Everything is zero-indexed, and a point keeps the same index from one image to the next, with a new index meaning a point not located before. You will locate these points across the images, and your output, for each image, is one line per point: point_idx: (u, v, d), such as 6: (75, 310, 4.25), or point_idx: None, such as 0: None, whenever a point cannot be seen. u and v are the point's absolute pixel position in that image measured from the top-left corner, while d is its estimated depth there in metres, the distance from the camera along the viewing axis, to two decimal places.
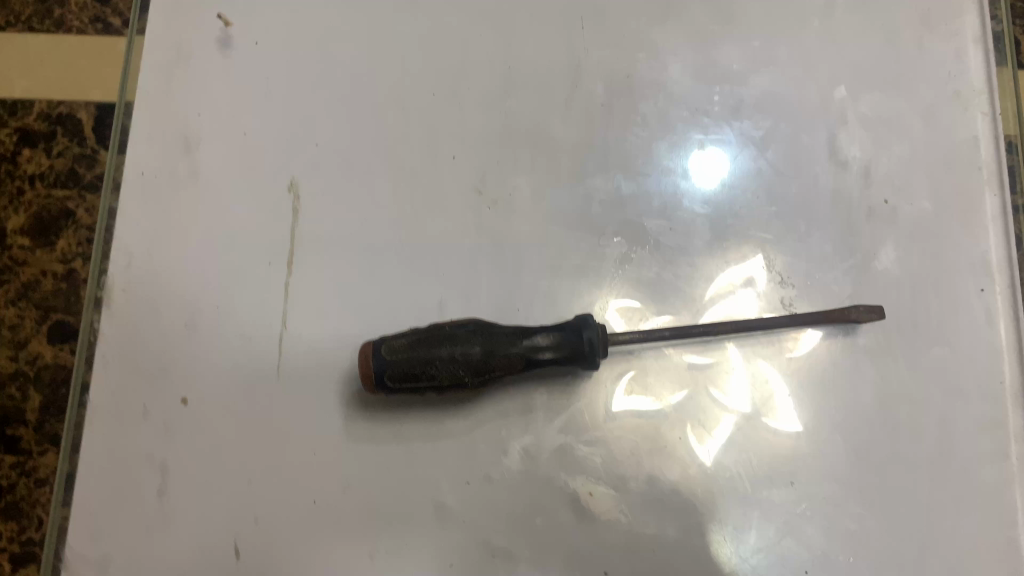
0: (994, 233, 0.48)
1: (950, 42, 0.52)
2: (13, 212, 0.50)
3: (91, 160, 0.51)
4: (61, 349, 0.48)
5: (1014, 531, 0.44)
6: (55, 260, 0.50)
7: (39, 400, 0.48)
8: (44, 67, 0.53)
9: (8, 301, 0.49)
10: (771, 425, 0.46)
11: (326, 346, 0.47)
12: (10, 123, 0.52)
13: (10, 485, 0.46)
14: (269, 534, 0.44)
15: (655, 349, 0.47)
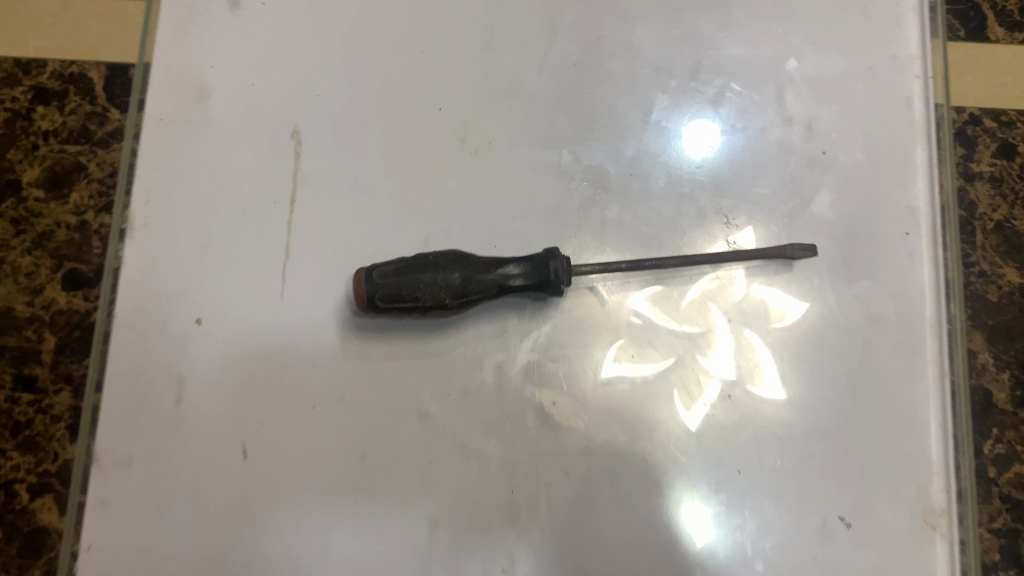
0: (923, 182, 0.54)
1: (890, 10, 0.57)
2: (29, 165, 0.68)
3: (101, 117, 0.69)
4: (73, 296, 0.66)
5: (923, 443, 0.50)
6: (67, 212, 0.68)
7: (53, 341, 0.65)
8: (52, 27, 0.71)
9: (26, 250, 0.66)
10: (755, 391, 0.51)
11: (324, 277, 0.52)
12: (25, 81, 0.69)
13: (29, 420, 0.63)
14: (272, 437, 0.50)
15: (647, 321, 0.52)
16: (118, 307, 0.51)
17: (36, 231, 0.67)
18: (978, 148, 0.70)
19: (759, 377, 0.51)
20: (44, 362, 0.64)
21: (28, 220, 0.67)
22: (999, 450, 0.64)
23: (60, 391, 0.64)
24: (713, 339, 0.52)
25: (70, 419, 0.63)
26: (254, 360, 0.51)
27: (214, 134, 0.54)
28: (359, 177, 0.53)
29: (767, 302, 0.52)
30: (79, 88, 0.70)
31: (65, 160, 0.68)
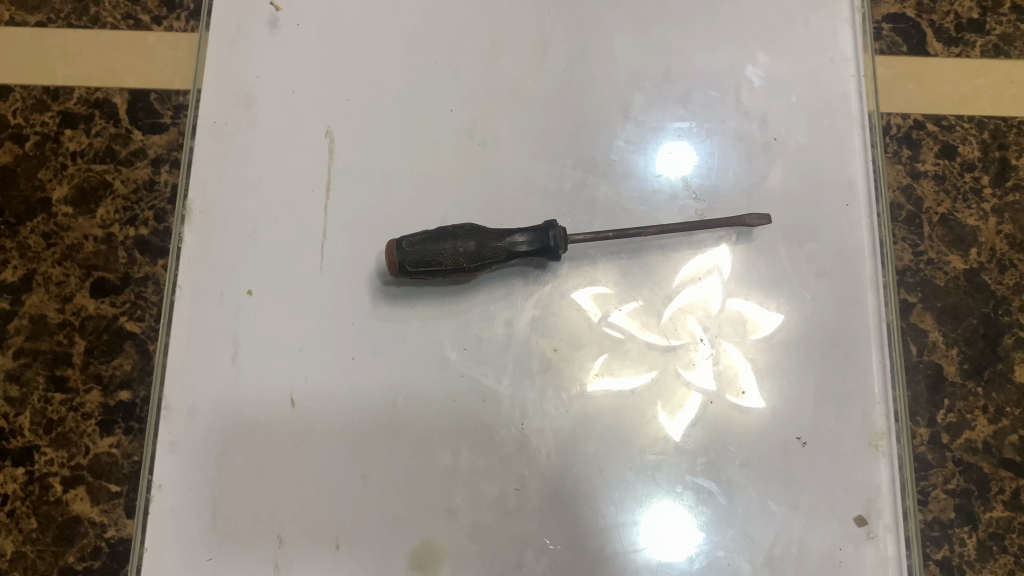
0: (860, 163, 0.64)
1: (827, 21, 0.68)
2: (59, 184, 0.78)
3: (124, 138, 0.79)
4: (100, 302, 0.75)
5: (866, 380, 0.59)
6: (94, 226, 0.77)
7: (83, 345, 0.75)
8: (77, 57, 0.81)
9: (57, 263, 0.76)
10: (732, 400, 0.59)
11: (357, 251, 0.61)
12: (53, 108, 0.80)
13: (61, 417, 0.73)
14: (316, 385, 0.59)
15: (634, 341, 0.60)
16: (182, 279, 0.60)
17: (65, 244, 0.77)
18: (923, 150, 0.78)
19: (738, 387, 0.59)
20: (74, 364, 0.74)
21: (58, 234, 0.77)
22: (951, 419, 0.72)
23: (90, 391, 0.74)
24: (698, 356, 0.60)
25: (97, 417, 0.73)
26: (299, 322, 0.60)
27: (260, 134, 0.63)
28: (384, 168, 0.63)
29: (741, 317, 0.61)
30: (104, 113, 0.79)
31: (92, 178, 0.78)
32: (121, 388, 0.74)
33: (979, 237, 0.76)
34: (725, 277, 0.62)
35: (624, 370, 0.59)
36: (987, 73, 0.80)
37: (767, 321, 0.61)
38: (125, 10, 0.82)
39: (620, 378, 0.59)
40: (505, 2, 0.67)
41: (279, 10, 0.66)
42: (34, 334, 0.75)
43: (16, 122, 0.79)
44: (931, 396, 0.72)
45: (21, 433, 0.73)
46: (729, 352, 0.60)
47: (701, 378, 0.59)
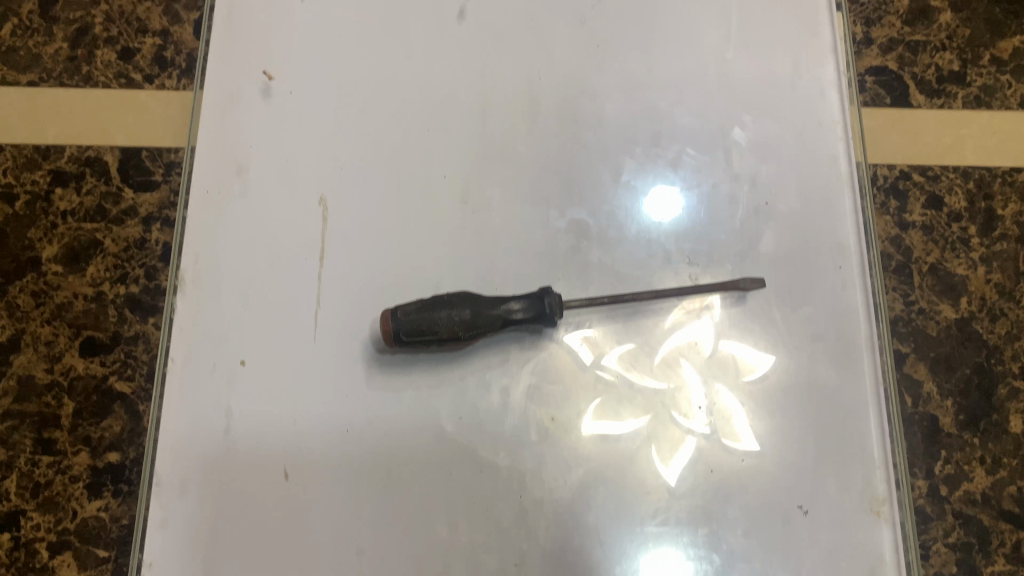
0: (850, 224, 0.64)
1: (813, 84, 0.69)
2: (48, 243, 0.78)
3: (116, 196, 0.79)
4: (90, 362, 0.75)
5: (864, 442, 0.59)
6: (84, 285, 0.77)
7: (72, 407, 0.74)
8: (71, 115, 0.81)
9: (46, 322, 0.76)
10: (727, 442, 0.59)
11: (351, 319, 0.61)
12: (46, 165, 0.80)
13: (50, 480, 0.72)
14: (310, 458, 0.58)
15: (627, 382, 0.60)
16: (175, 350, 0.59)
17: (54, 303, 0.76)
18: (909, 201, 0.79)
19: (732, 429, 0.60)
20: (63, 426, 0.73)
21: (47, 293, 0.76)
22: (948, 470, 0.72)
23: (78, 453, 0.73)
24: (691, 398, 0.60)
25: (86, 480, 0.72)
26: (293, 392, 0.59)
27: (253, 202, 0.63)
28: (378, 235, 0.63)
29: (734, 356, 0.61)
30: (94, 171, 0.79)
31: (82, 238, 0.78)
32: (110, 450, 0.73)
33: (968, 287, 0.76)
34: (717, 318, 0.62)
35: (617, 413, 0.60)
36: (969, 123, 0.81)
37: (760, 362, 0.61)
38: (118, 69, 0.82)
39: (614, 421, 0.59)
40: (495, 69, 0.68)
41: (272, 79, 0.67)
42: (22, 396, 0.74)
43: (6, 181, 0.79)
44: (928, 447, 0.72)
45: (8, 497, 0.72)
46: (721, 394, 0.60)
47: (695, 420, 0.60)
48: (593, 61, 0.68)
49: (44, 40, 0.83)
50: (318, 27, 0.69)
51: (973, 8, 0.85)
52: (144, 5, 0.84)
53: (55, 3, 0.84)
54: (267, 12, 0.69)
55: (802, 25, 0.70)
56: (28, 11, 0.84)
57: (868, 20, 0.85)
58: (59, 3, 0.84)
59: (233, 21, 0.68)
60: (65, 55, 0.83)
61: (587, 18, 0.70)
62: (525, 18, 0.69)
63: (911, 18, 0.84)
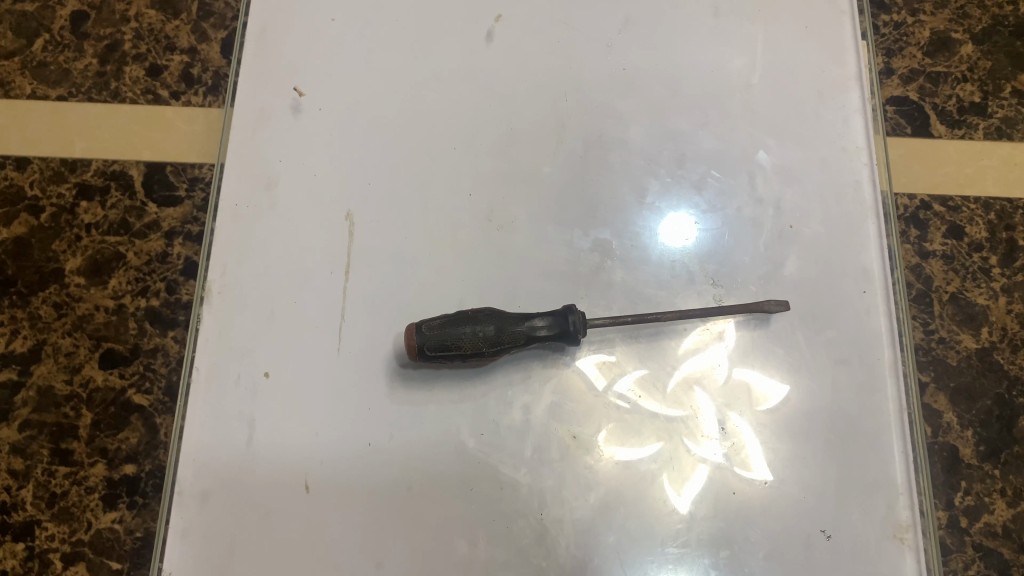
0: (875, 250, 0.64)
1: (838, 111, 0.69)
2: (71, 254, 0.78)
3: (139, 210, 0.80)
4: (109, 374, 0.75)
5: (888, 468, 0.59)
6: (105, 297, 0.77)
7: (90, 418, 0.74)
8: (99, 130, 0.82)
9: (67, 333, 0.76)
10: (740, 472, 0.59)
11: (375, 334, 0.61)
12: (72, 179, 0.81)
13: (66, 491, 0.72)
14: (331, 471, 0.58)
15: (640, 408, 0.60)
16: (199, 361, 0.60)
17: (76, 315, 0.77)
18: (930, 230, 0.79)
19: (746, 459, 0.59)
20: (80, 437, 0.74)
21: (69, 305, 0.77)
22: (968, 501, 0.71)
23: (95, 465, 0.73)
24: (709, 421, 0.60)
25: (101, 491, 0.72)
26: (316, 406, 0.59)
27: (281, 216, 0.64)
28: (404, 251, 0.63)
29: (749, 385, 0.61)
30: (120, 184, 0.80)
31: (105, 250, 0.79)
32: (126, 462, 0.73)
33: (990, 316, 0.76)
34: (732, 346, 0.62)
35: (634, 432, 0.59)
36: (990, 154, 0.81)
37: (776, 391, 0.61)
38: (146, 85, 0.84)
39: (630, 441, 0.59)
40: (522, 90, 0.69)
41: (302, 96, 0.68)
42: (40, 407, 0.74)
43: (32, 193, 0.80)
44: (948, 478, 0.72)
45: (22, 508, 0.72)
46: (733, 418, 0.60)
47: (711, 443, 0.59)
48: (619, 85, 0.69)
49: (74, 56, 0.85)
50: (348, 46, 0.70)
51: (995, 40, 0.85)
52: (173, 23, 0.85)
53: (86, 20, 0.86)
54: (298, 30, 0.70)
55: (827, 53, 0.71)
56: (60, 27, 0.85)
57: (889, 51, 0.85)
58: (90, 20, 0.86)
59: (265, 39, 0.70)
60: (95, 71, 0.84)
61: (612, 43, 0.70)
62: (552, 42, 0.70)
63: (932, 48, 0.85)
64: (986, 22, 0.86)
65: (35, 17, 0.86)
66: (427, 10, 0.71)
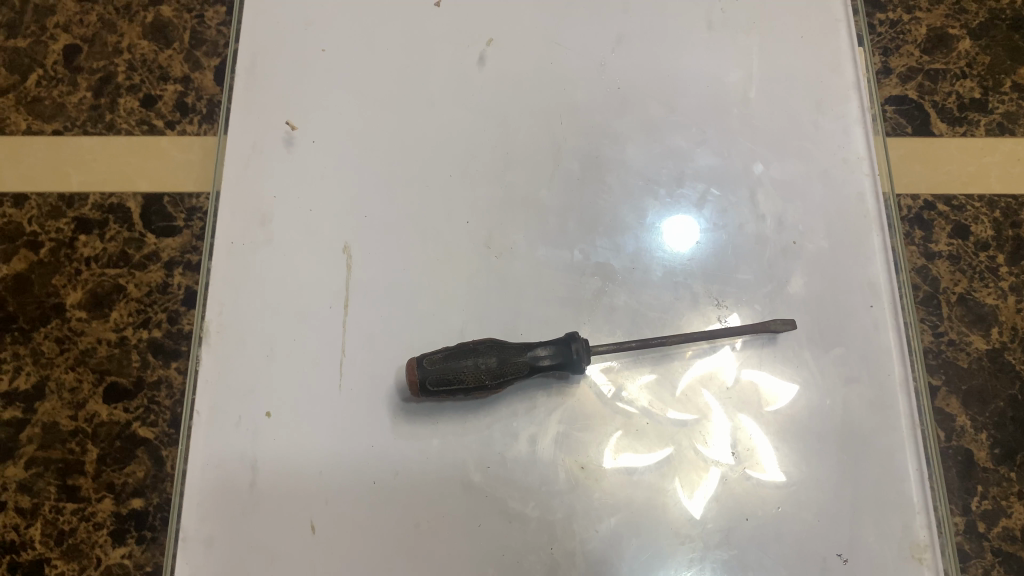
0: (880, 262, 0.63)
1: (837, 121, 0.68)
2: (72, 289, 0.78)
3: (138, 242, 0.79)
4: (114, 408, 0.74)
5: (902, 485, 0.58)
6: (108, 330, 0.77)
7: (96, 453, 0.73)
8: (95, 163, 0.82)
9: (70, 367, 0.76)
10: (752, 473, 0.58)
11: (377, 369, 0.60)
12: (70, 213, 0.80)
13: (74, 527, 0.71)
14: (338, 511, 0.57)
15: (649, 413, 0.60)
16: (199, 403, 0.59)
17: (79, 349, 0.76)
18: (935, 231, 0.78)
19: (756, 460, 0.59)
20: (87, 472, 0.73)
21: (71, 339, 0.76)
22: (985, 505, 0.70)
23: (102, 500, 0.72)
24: (719, 434, 0.59)
25: (110, 526, 0.71)
26: (320, 444, 0.59)
27: (277, 253, 0.63)
28: (404, 283, 0.63)
29: (757, 386, 0.60)
30: (118, 217, 0.80)
31: (106, 283, 0.78)
32: (134, 496, 0.72)
33: (999, 316, 0.75)
34: (739, 347, 0.62)
35: (649, 448, 0.59)
36: (993, 151, 0.80)
37: (784, 392, 0.60)
38: (142, 116, 0.83)
39: (640, 459, 0.58)
40: (516, 114, 0.68)
41: (294, 129, 0.67)
42: (46, 443, 0.74)
43: (31, 230, 0.80)
44: (963, 481, 0.70)
45: (31, 546, 0.71)
46: (742, 419, 0.60)
47: (721, 446, 0.59)
48: (614, 104, 0.68)
49: (68, 90, 0.84)
50: (338, 75, 0.69)
51: (992, 35, 0.84)
52: (166, 53, 0.85)
53: (79, 53, 0.85)
54: (289, 62, 0.70)
55: (824, 60, 0.70)
56: (52, 62, 0.85)
57: (886, 50, 0.84)
58: (82, 53, 0.85)
59: (255, 73, 0.69)
60: (89, 104, 0.84)
61: (606, 61, 0.70)
62: (545, 63, 0.70)
63: (929, 46, 0.84)
64: (983, 17, 0.85)
65: (27, 52, 0.85)
66: (417, 36, 0.70)
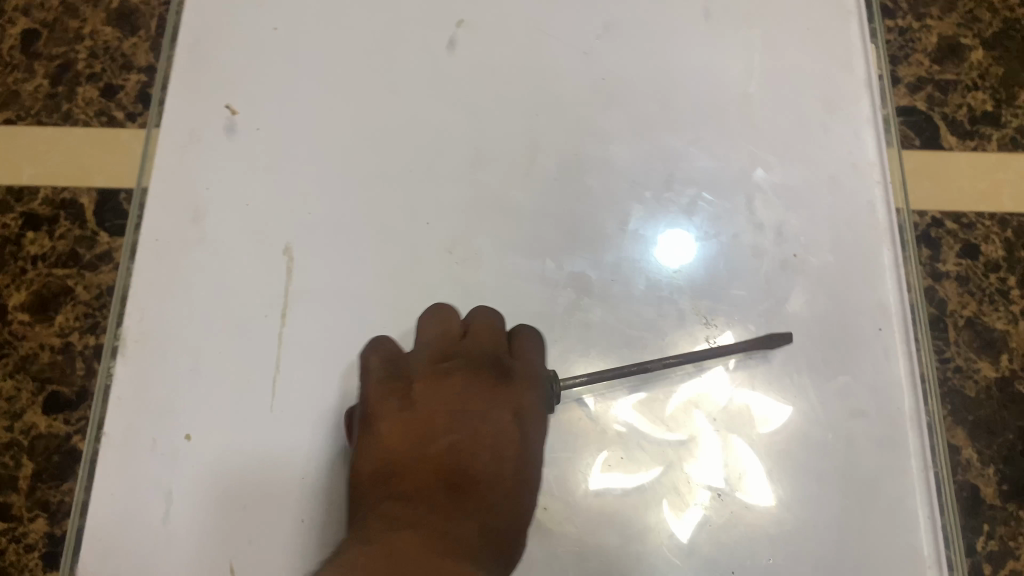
0: (891, 280, 0.56)
1: (847, 124, 0.61)
2: (15, 290, 0.70)
3: (90, 240, 0.72)
4: (53, 420, 0.67)
5: (914, 537, 0.50)
6: (51, 334, 0.69)
7: (31, 468, 0.66)
8: (48, 155, 0.74)
9: (8, 374, 0.69)
10: (745, 498, 0.51)
11: (317, 388, 0.53)
12: (17, 208, 0.73)
13: (3, 549, 0.65)
14: (263, 552, 0.49)
15: (630, 428, 0.53)
16: (109, 423, 0.52)
17: (18, 355, 0.69)
18: (943, 249, 0.70)
19: (750, 484, 0.51)
20: (19, 489, 0.66)
21: (13, 343, 0.69)
22: (992, 546, 0.62)
23: (35, 520, 0.65)
24: (703, 452, 0.52)
25: (42, 550, 0.65)
26: (244, 474, 0.51)
27: (211, 252, 0.56)
28: (352, 290, 0.55)
29: (753, 401, 0.53)
30: (69, 214, 0.72)
31: (52, 283, 0.71)
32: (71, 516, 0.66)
33: (1009, 343, 0.67)
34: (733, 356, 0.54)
35: (627, 467, 0.52)
36: (1006, 168, 0.73)
37: (782, 408, 0.53)
38: (100, 106, 0.75)
39: (618, 479, 0.51)
40: (488, 106, 0.61)
41: (235, 114, 0.60)
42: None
43: None
44: (969, 519, 0.63)
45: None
46: (734, 437, 0.52)
47: (710, 467, 0.52)
48: (598, 98, 0.61)
49: (24, 77, 0.77)
50: (290, 58, 0.62)
51: (1007, 46, 0.77)
52: (131, 40, 0.77)
53: (38, 39, 0.78)
54: (236, 42, 0.63)
55: (833, 58, 0.63)
56: (10, 46, 0.78)
57: (894, 58, 0.77)
58: (42, 39, 0.78)
59: (198, 52, 0.62)
60: (45, 92, 0.76)
61: (591, 50, 0.63)
62: (523, 50, 0.63)
63: (939, 55, 0.77)
64: (997, 26, 0.78)
65: None
66: (380, 17, 0.63)
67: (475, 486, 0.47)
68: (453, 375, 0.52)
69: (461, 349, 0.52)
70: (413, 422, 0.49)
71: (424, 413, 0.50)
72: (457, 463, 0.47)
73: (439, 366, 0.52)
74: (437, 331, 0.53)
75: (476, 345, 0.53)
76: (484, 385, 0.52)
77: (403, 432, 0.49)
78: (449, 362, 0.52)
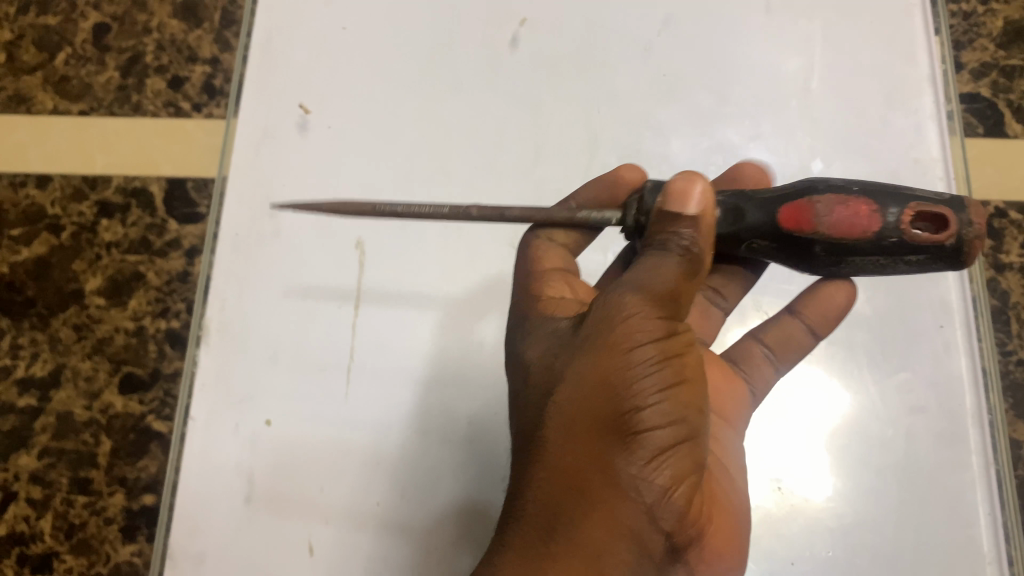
0: (953, 277, 0.56)
1: (909, 117, 0.61)
2: (93, 275, 0.70)
3: (160, 228, 0.71)
4: (129, 400, 0.66)
5: (973, 530, 0.51)
6: (127, 318, 0.68)
7: (109, 445, 0.65)
8: (119, 145, 0.74)
9: (87, 356, 0.67)
10: (797, 490, 0.52)
11: (388, 378, 0.55)
12: (92, 197, 0.72)
13: (84, 522, 0.63)
14: (339, 533, 0.52)
15: None
16: (194, 408, 0.55)
17: (96, 337, 0.68)
18: (1006, 241, 0.67)
19: (802, 475, 0.53)
20: (100, 465, 0.65)
21: (89, 327, 0.68)
22: None
23: (114, 494, 0.64)
24: (758, 440, 0.54)
25: (120, 522, 0.63)
26: (321, 458, 0.54)
27: (286, 246, 0.59)
28: (419, 284, 0.58)
29: (813, 393, 0.55)
30: (141, 202, 0.72)
31: (126, 269, 0.70)
32: (147, 492, 0.64)
33: None
34: None
35: None
36: None
37: (840, 401, 0.54)
38: (169, 97, 0.75)
39: None
40: (549, 102, 0.62)
41: (308, 112, 0.63)
42: (60, 433, 0.66)
43: (53, 213, 0.72)
44: None
45: (41, 539, 0.64)
46: (791, 427, 0.54)
47: (766, 456, 0.54)
48: (659, 93, 0.62)
49: (96, 69, 0.77)
50: (358, 56, 0.64)
51: None
52: (196, 33, 0.77)
53: (109, 32, 0.78)
54: (306, 42, 0.65)
55: (894, 51, 0.63)
56: (82, 40, 0.78)
57: (957, 44, 0.73)
58: (112, 32, 0.77)
59: (270, 51, 0.65)
60: (117, 84, 0.76)
61: (651, 45, 0.63)
62: (584, 47, 0.64)
63: (1006, 40, 0.73)
64: None
65: (57, 30, 0.78)
66: (445, 15, 0.65)
67: (628, 533, 0.39)
68: (566, 407, 0.41)
69: (591, 352, 0.41)
70: (607, 422, 0.40)
71: (540, 444, 0.41)
72: (580, 502, 0.39)
73: (556, 369, 0.42)
74: (638, 309, 0.41)
75: (650, 341, 0.41)
76: (610, 389, 0.40)
77: (539, 474, 0.41)
78: (564, 373, 0.42)
